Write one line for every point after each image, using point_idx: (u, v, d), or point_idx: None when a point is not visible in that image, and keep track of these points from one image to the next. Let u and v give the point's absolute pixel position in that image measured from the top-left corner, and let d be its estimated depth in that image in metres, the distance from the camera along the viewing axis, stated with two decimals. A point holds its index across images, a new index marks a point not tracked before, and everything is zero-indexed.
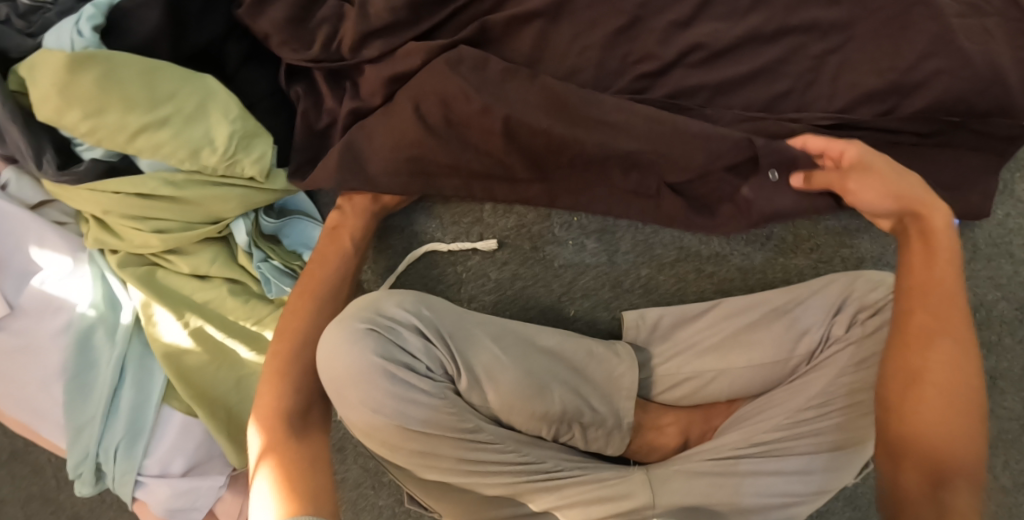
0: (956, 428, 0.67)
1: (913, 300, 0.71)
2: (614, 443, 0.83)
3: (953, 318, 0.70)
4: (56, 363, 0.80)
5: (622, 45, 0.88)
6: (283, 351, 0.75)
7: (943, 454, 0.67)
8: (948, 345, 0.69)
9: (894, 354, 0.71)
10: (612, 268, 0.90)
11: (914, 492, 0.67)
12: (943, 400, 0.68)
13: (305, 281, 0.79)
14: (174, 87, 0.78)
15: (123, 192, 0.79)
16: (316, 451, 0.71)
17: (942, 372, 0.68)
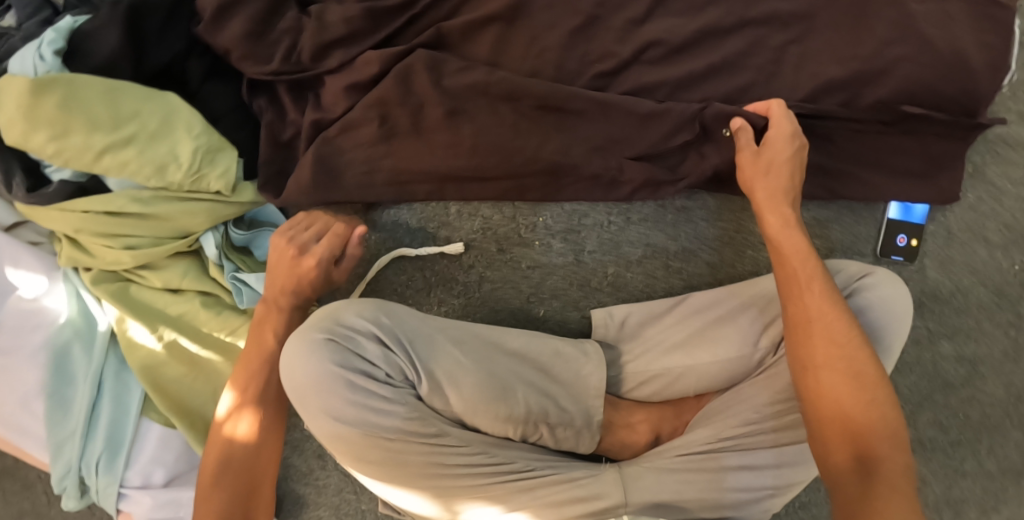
0: (855, 400, 0.71)
1: (800, 292, 0.76)
2: (585, 441, 0.85)
3: (822, 300, 0.76)
4: (36, 380, 0.81)
5: (580, 45, 0.89)
6: (245, 369, 0.81)
7: (853, 426, 0.70)
8: (819, 324, 0.75)
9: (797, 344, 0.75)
10: (578, 267, 0.92)
11: (842, 472, 0.69)
12: (833, 377, 0.72)
13: (267, 310, 0.83)
14: (137, 106, 0.79)
15: (92, 210, 0.81)
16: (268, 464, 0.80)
17: (823, 350, 0.74)
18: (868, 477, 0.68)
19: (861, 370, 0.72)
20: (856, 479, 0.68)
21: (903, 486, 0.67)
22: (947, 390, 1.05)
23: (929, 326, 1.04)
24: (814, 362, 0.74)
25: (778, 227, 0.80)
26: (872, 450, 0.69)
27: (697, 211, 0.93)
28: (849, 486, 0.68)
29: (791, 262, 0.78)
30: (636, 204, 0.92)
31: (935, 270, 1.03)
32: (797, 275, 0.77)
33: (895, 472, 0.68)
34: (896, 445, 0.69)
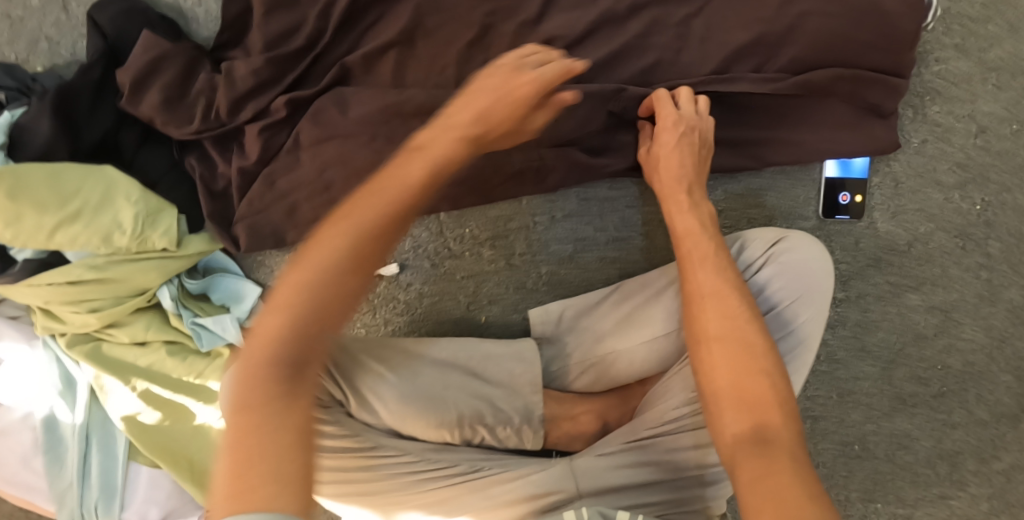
0: (742, 371, 0.73)
1: (690, 265, 0.81)
2: (529, 437, 0.89)
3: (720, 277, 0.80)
4: (34, 441, 0.91)
5: (479, 56, 0.93)
6: (289, 303, 0.61)
7: (745, 397, 0.72)
8: (713, 298, 0.78)
9: (694, 315, 0.79)
10: (511, 271, 0.96)
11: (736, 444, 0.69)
12: (719, 348, 0.75)
13: (348, 212, 0.65)
14: (79, 182, 0.87)
15: (56, 282, 0.89)
16: (283, 426, 0.58)
17: (717, 324, 0.76)
18: (757, 445, 0.67)
19: (753, 346, 0.75)
20: (741, 446, 0.68)
21: (787, 448, 0.66)
22: (921, 343, 1.02)
23: (891, 281, 1.01)
24: (707, 334, 0.77)
25: (677, 210, 0.85)
26: (758, 416, 0.70)
27: (622, 198, 0.95)
28: (739, 454, 0.67)
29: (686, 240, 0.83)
30: (557, 201, 0.95)
31: (886, 223, 1.01)
32: (691, 253, 0.82)
33: (780, 435, 0.68)
34: (778, 410, 0.70)
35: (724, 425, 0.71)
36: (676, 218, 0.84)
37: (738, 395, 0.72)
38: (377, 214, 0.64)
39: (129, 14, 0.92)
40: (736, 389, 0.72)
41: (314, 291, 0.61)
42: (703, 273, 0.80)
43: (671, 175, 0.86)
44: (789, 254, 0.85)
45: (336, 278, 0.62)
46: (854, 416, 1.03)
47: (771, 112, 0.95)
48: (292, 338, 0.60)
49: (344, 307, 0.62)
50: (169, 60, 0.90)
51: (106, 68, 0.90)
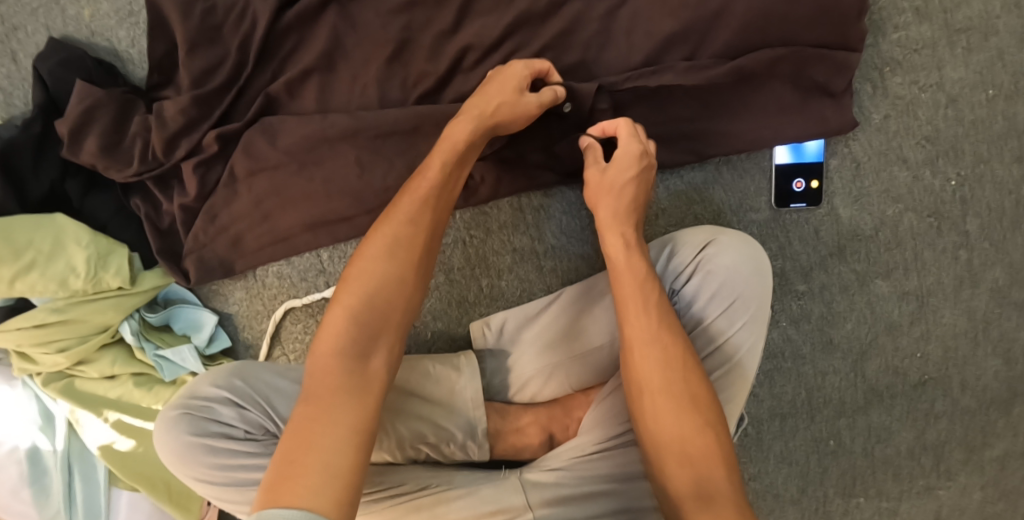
0: (683, 425, 0.74)
1: (630, 310, 0.79)
2: (474, 451, 0.92)
3: (658, 323, 0.78)
4: (19, 474, 0.95)
5: (401, 71, 0.95)
6: (349, 305, 0.72)
7: (689, 453, 0.74)
8: (652, 349, 0.77)
9: (636, 364, 0.78)
10: (452, 286, 0.99)
11: (680, 499, 0.72)
12: (660, 402, 0.76)
13: (399, 213, 0.76)
14: (30, 234, 0.92)
15: (22, 327, 0.93)
16: (343, 412, 0.68)
17: (659, 376, 0.76)
18: (703, 505, 0.71)
19: (698, 397, 0.76)
20: (691, 506, 0.71)
21: (731, 507, 0.70)
22: (894, 331, 0.98)
23: (857, 269, 0.98)
24: (650, 386, 0.77)
25: (619, 252, 0.81)
26: (703, 473, 0.73)
27: (555, 205, 0.97)
28: (689, 515, 0.71)
29: (624, 285, 0.80)
30: (490, 213, 0.97)
31: (849, 208, 0.97)
32: (629, 297, 0.80)
33: (723, 493, 0.71)
34: (718, 465, 0.73)
35: (670, 481, 0.73)
36: (613, 256, 0.81)
37: (682, 452, 0.74)
38: (423, 213, 0.77)
39: (66, 64, 0.95)
40: (680, 444, 0.74)
41: (365, 297, 0.73)
42: (642, 322, 0.78)
43: (611, 209, 0.82)
44: (719, 259, 0.86)
45: (386, 276, 0.74)
46: (825, 413, 1.00)
47: (702, 101, 0.94)
48: (348, 334, 0.71)
49: (380, 314, 0.72)
50: (102, 107, 0.94)
51: (46, 120, 0.95)
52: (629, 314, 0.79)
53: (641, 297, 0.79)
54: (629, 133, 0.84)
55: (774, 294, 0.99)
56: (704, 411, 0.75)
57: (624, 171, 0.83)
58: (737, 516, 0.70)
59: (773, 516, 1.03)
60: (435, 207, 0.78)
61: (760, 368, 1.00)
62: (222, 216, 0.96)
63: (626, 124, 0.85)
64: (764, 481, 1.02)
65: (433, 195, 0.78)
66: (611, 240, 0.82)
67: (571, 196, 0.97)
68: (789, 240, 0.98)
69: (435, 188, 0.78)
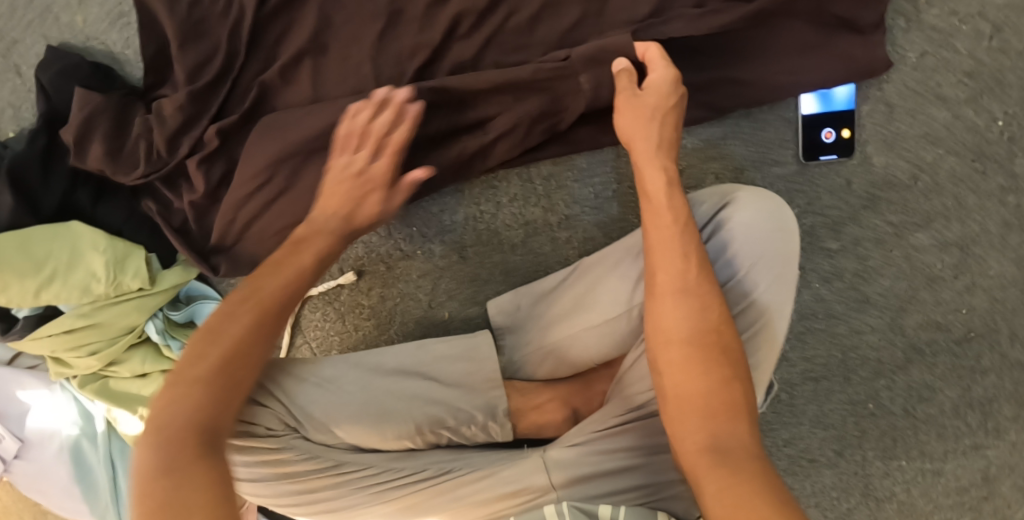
0: (709, 377, 0.71)
1: (658, 257, 0.74)
2: (497, 430, 0.87)
3: (693, 272, 0.74)
4: (66, 475, 1.00)
5: (390, 47, 0.89)
6: (187, 391, 0.63)
7: (708, 405, 0.70)
8: (683, 296, 0.73)
9: (665, 307, 0.74)
10: (465, 265, 0.93)
11: (692, 455, 0.69)
12: (684, 355, 0.72)
13: (258, 291, 0.67)
14: (48, 245, 0.94)
15: (53, 333, 0.97)
16: (164, 500, 0.58)
17: (681, 322, 0.72)
18: (717, 456, 0.68)
19: (726, 350, 0.72)
20: (704, 460, 0.68)
21: (746, 456, 0.67)
22: (936, 285, 0.91)
23: (894, 221, 0.89)
24: (674, 334, 0.73)
25: (659, 186, 0.76)
26: (720, 426, 0.69)
27: (565, 174, 0.90)
28: (702, 470, 0.67)
29: (656, 223, 0.75)
30: (499, 184, 0.91)
31: (883, 155, 0.88)
32: (662, 236, 0.75)
33: (741, 443, 0.68)
34: (739, 415, 0.70)
35: (683, 435, 0.70)
36: (649, 189, 0.76)
37: (701, 401, 0.70)
38: (268, 293, 0.67)
39: (64, 73, 0.96)
40: (700, 395, 0.71)
41: (215, 370, 0.64)
42: (673, 267, 0.73)
43: (650, 140, 0.76)
44: (737, 219, 0.78)
45: (199, 357, 0.64)
46: (862, 374, 0.95)
47: (721, 48, 0.84)
48: (203, 403, 0.63)
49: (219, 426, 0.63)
50: (101, 114, 0.94)
51: (51, 132, 0.96)
52: (656, 260, 0.74)
53: (673, 244, 0.74)
54: (661, 68, 0.77)
55: (804, 254, 0.91)
56: (728, 360, 0.72)
57: (666, 98, 0.77)
58: (754, 468, 0.66)
59: (810, 481, 0.99)
60: (258, 321, 0.66)
61: (792, 330, 0.95)
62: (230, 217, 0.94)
63: (658, 42, 0.78)
64: (799, 447, 0.98)
65: (258, 287, 0.67)
66: (648, 169, 0.76)
67: (578, 163, 0.90)
68: (818, 195, 0.89)
69: (309, 268, 0.69)
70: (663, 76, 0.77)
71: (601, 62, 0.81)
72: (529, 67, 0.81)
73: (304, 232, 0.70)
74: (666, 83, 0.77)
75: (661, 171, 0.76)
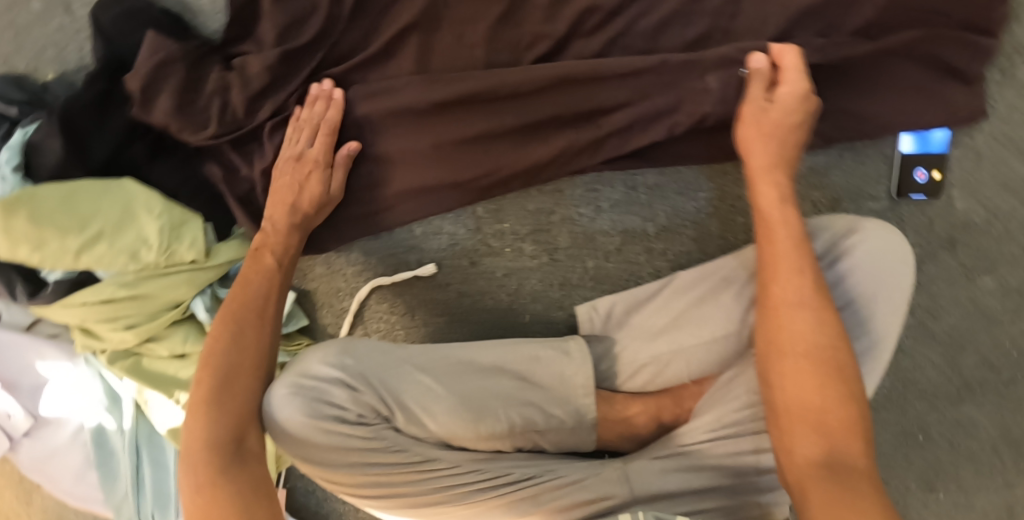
0: (826, 393, 0.68)
1: (774, 269, 0.74)
2: (583, 439, 0.85)
3: (810, 287, 0.72)
4: (84, 456, 0.92)
5: (512, 32, 0.85)
6: (217, 399, 0.72)
7: (822, 420, 0.68)
8: (802, 311, 0.71)
9: (771, 321, 0.73)
10: (555, 267, 0.91)
11: (800, 471, 0.67)
12: (799, 367, 0.70)
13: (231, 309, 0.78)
14: (97, 203, 0.84)
15: (89, 301, 0.88)
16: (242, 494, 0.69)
17: (798, 336, 0.71)
18: (828, 473, 0.65)
19: (843, 368, 0.69)
20: (815, 475, 0.65)
21: (861, 478, 0.64)
22: (995, 327, 0.94)
23: (965, 263, 0.93)
24: (790, 348, 0.71)
25: (772, 200, 0.76)
26: (836, 442, 0.66)
27: (670, 185, 0.89)
28: (810, 483, 0.65)
29: (775, 238, 0.74)
30: (602, 187, 0.89)
31: (965, 199, 0.91)
32: (778, 251, 0.74)
33: (857, 464, 0.65)
34: (856, 435, 0.67)
35: (792, 449, 0.68)
36: (763, 205, 0.76)
37: (813, 415, 0.68)
38: (253, 306, 0.79)
39: (132, 16, 0.87)
40: (812, 411, 0.68)
41: (221, 385, 0.73)
42: (792, 280, 0.72)
43: (769, 154, 0.77)
44: (860, 247, 0.77)
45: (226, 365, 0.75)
46: (916, 405, 0.98)
47: (837, 76, 0.86)
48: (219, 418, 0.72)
49: (230, 440, 0.71)
50: (173, 64, 0.84)
51: (110, 78, 0.86)
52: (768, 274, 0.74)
53: (789, 256, 0.73)
54: (794, 79, 0.77)
55: None
56: (845, 378, 0.69)
57: (794, 111, 0.77)
58: (869, 489, 0.63)
59: None
60: (240, 348, 0.76)
61: None
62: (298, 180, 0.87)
63: (793, 52, 0.78)
64: None
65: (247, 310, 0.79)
66: (763, 188, 0.77)
67: (685, 175, 0.89)
68: (902, 231, 0.92)
69: (266, 288, 0.80)
70: (794, 87, 0.77)
71: (732, 65, 0.80)
72: (658, 60, 0.81)
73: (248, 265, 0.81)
74: (798, 95, 0.77)
75: (774, 189, 0.76)
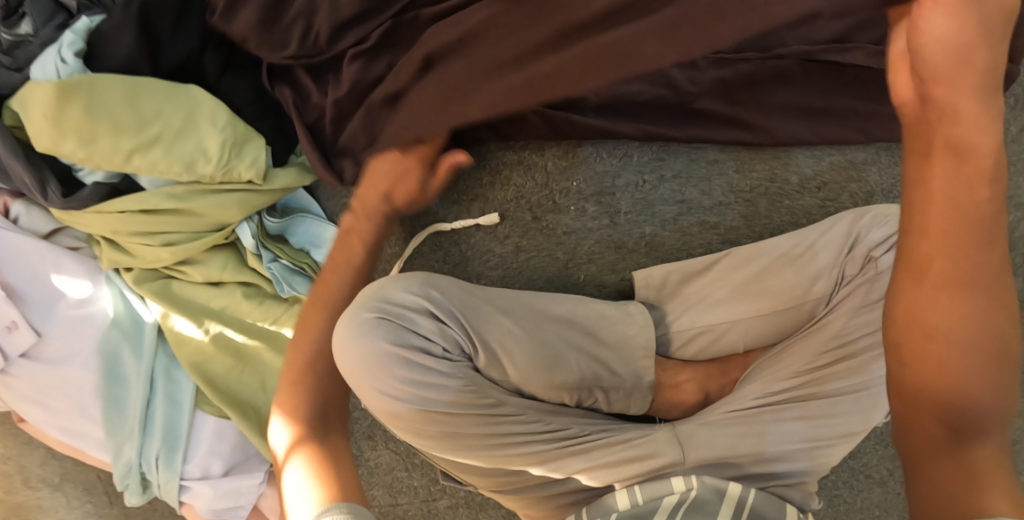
0: (970, 376, 0.55)
1: (929, 230, 0.56)
2: (636, 403, 0.87)
3: (980, 259, 0.55)
4: (90, 384, 0.84)
5: None
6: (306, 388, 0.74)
7: (959, 404, 0.54)
8: (966, 288, 0.55)
9: (915, 290, 0.57)
10: (613, 230, 0.93)
11: (924, 453, 0.55)
12: (944, 348, 0.55)
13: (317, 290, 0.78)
14: (160, 104, 0.78)
15: (128, 211, 0.82)
16: (338, 450, 0.72)
17: (952, 311, 0.55)
18: (957, 454, 0.54)
19: (998, 352, 0.55)
20: (942, 460, 0.54)
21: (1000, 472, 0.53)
22: None
23: None
24: (942, 325, 0.55)
25: (957, 133, 0.56)
26: (969, 430, 0.54)
27: (728, 162, 0.91)
28: (925, 463, 0.55)
29: (939, 193, 0.56)
30: (667, 159, 0.91)
31: None
32: (944, 213, 0.56)
33: (992, 453, 0.54)
34: (993, 425, 0.54)
35: (913, 430, 0.56)
36: (933, 135, 0.56)
37: (948, 394, 0.55)
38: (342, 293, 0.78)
39: None
40: (947, 389, 0.55)
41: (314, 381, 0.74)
42: (957, 248, 0.55)
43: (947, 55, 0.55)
44: None
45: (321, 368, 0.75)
46: None
47: None
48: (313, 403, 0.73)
49: (317, 416, 0.73)
50: None
51: None
52: (933, 240, 0.56)
53: (964, 226, 0.55)
54: None
55: None
56: (997, 363, 0.55)
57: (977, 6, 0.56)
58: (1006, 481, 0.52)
59: (860, 496, 1.04)
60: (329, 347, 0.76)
61: None
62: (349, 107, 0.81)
63: None
64: (861, 462, 1.03)
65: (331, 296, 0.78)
66: (959, 122, 0.56)
67: (744, 157, 0.91)
68: None
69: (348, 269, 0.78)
70: None
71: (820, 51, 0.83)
72: None
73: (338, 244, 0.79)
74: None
75: (966, 129, 0.56)
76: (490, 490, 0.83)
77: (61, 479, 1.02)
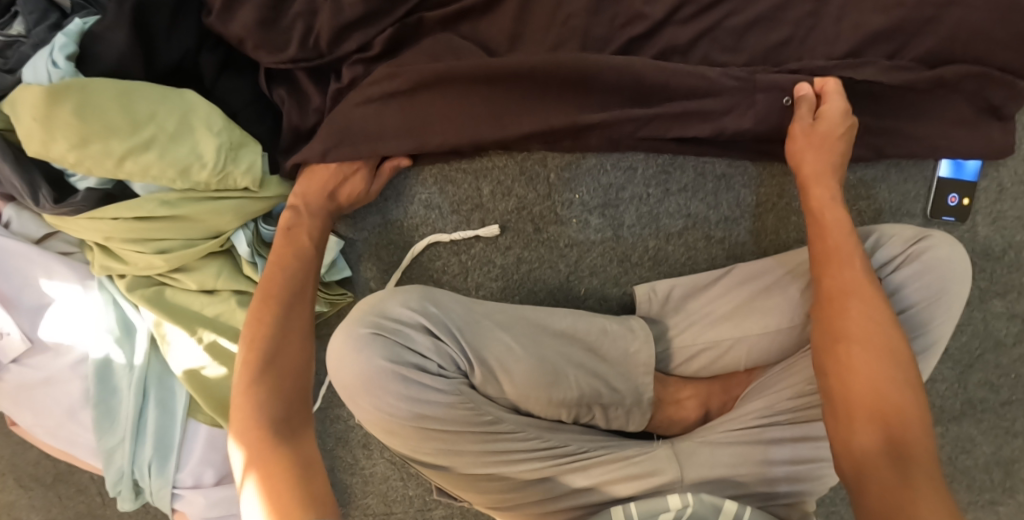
0: (890, 376, 0.66)
1: (827, 262, 0.74)
2: (635, 419, 0.85)
3: (863, 274, 0.72)
4: (80, 391, 0.83)
5: (608, 7, 0.82)
6: (263, 388, 0.70)
7: (882, 408, 0.64)
8: (857, 300, 0.71)
9: (823, 322, 0.72)
10: (618, 242, 0.91)
11: (869, 460, 0.62)
12: (864, 352, 0.68)
13: (266, 287, 0.76)
14: (154, 105, 0.76)
15: (121, 217, 0.80)
16: (307, 454, 0.69)
17: (858, 322, 0.69)
18: (897, 456, 0.61)
19: (894, 349, 0.68)
20: (885, 462, 0.61)
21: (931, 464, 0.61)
22: (1000, 350, 1.01)
23: (981, 286, 0.99)
24: (849, 336, 0.69)
25: (825, 199, 0.77)
26: (896, 429, 0.63)
27: (738, 178, 0.89)
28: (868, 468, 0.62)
29: (829, 231, 0.75)
30: (673, 174, 0.89)
31: (987, 227, 0.97)
32: (833, 247, 0.74)
33: (920, 443, 0.62)
34: (917, 424, 0.63)
35: (849, 435, 0.65)
36: (815, 204, 0.77)
37: (874, 395, 0.65)
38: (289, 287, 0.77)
39: None
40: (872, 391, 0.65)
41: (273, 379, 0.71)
42: (846, 271, 0.72)
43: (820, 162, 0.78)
44: (931, 255, 0.79)
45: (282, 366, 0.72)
46: None
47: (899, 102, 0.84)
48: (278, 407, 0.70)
49: (279, 420, 0.69)
50: None
51: None
52: (842, 278, 0.72)
53: (848, 250, 0.73)
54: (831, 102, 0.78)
55: None
56: (904, 365, 0.67)
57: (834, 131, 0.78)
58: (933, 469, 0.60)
59: None
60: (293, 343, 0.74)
61: None
62: (341, 120, 0.80)
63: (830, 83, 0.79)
64: None
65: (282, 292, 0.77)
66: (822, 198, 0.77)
67: (751, 171, 0.89)
68: None
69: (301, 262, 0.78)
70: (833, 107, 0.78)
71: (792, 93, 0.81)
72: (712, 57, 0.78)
73: (283, 243, 0.79)
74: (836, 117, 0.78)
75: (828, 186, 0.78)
76: (484, 507, 0.81)
77: (55, 480, 1.01)
